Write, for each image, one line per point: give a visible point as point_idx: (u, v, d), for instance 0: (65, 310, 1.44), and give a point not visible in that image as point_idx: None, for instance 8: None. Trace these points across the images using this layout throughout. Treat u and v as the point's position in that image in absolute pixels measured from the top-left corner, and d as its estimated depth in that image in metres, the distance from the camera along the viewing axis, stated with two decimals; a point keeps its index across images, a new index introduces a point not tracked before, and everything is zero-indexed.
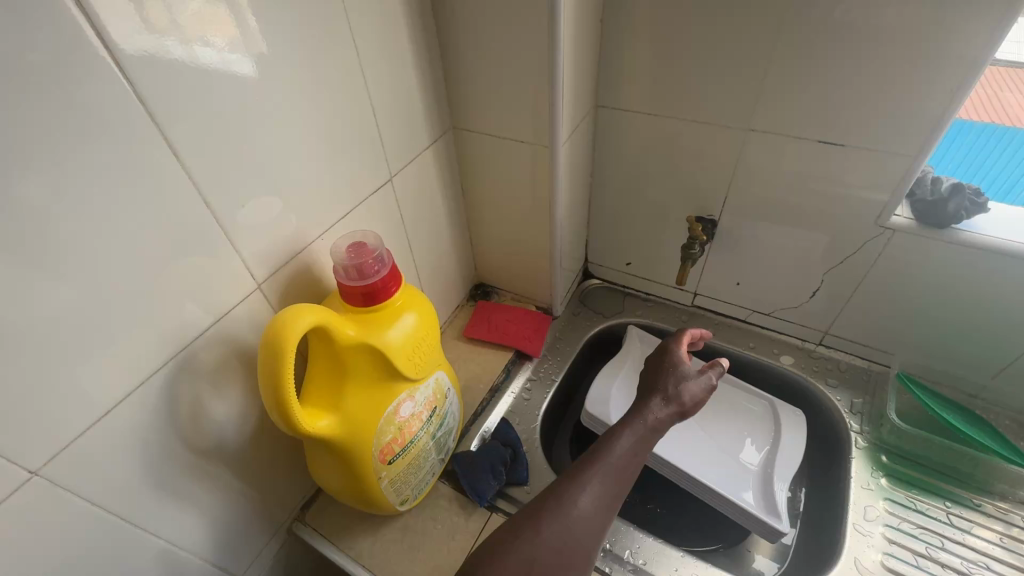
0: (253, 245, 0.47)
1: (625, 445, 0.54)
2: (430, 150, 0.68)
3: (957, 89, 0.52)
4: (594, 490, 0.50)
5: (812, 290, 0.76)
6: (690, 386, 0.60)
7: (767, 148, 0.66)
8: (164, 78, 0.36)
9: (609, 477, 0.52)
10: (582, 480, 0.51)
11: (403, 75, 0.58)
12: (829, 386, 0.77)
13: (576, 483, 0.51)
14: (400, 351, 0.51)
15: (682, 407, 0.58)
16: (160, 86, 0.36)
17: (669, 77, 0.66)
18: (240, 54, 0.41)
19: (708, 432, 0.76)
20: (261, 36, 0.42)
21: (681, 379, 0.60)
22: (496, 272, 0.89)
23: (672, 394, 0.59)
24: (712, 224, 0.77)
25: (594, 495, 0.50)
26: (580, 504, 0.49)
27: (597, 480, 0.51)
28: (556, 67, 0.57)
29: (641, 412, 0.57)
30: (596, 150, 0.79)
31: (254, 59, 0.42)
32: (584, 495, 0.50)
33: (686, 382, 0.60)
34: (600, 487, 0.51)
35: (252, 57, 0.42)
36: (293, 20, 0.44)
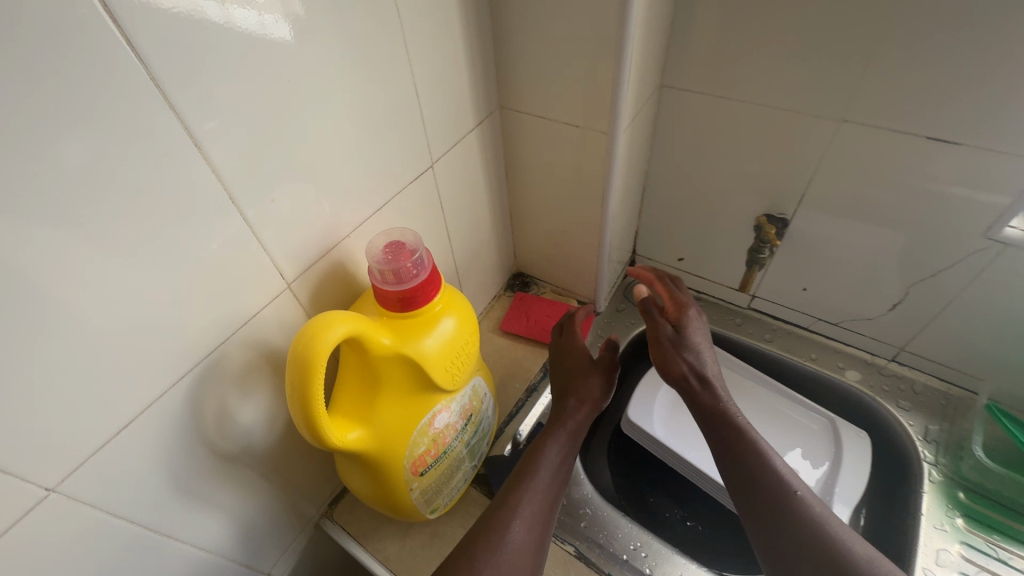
0: (283, 243, 0.43)
1: (548, 463, 0.58)
2: (475, 132, 0.62)
3: None
4: (526, 515, 0.53)
5: (892, 302, 0.68)
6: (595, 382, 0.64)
7: (860, 143, 0.57)
8: (192, 47, 0.31)
9: (536, 499, 0.55)
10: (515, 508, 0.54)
11: (449, 50, 0.52)
12: (901, 408, 0.70)
13: (507, 513, 0.53)
14: (436, 362, 0.47)
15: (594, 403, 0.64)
16: (185, 59, 0.31)
17: (749, 56, 0.58)
18: (276, 14, 0.35)
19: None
20: None
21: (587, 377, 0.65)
22: (537, 263, 0.84)
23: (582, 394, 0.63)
24: (782, 223, 0.69)
25: (527, 520, 0.53)
26: (515, 533, 0.52)
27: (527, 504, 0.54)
28: (623, 45, 0.50)
29: (560, 421, 0.62)
30: (656, 135, 0.71)
31: (290, 19, 0.36)
32: (517, 525, 0.52)
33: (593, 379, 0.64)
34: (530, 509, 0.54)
35: (289, 16, 0.36)
36: None
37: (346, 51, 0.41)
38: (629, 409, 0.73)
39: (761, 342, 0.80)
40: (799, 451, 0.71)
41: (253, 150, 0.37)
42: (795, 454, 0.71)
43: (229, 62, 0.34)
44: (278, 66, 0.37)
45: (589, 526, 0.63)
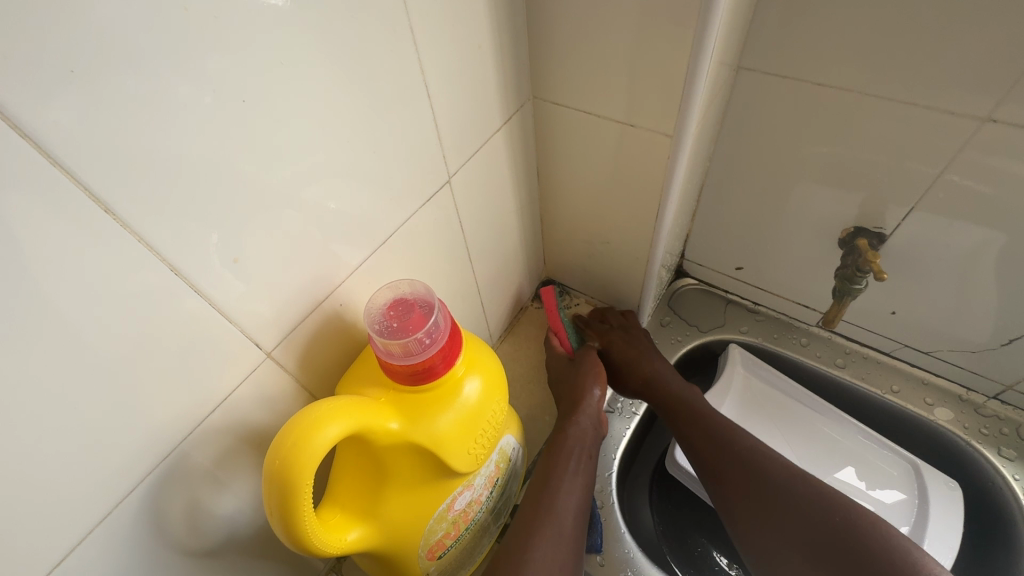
0: (257, 307, 0.33)
1: (567, 471, 0.51)
2: (503, 132, 0.50)
3: None
4: (548, 532, 0.46)
5: (1009, 336, 0.55)
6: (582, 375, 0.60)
7: (1006, 149, 0.44)
8: (115, 41, 0.22)
9: (561, 513, 0.48)
10: (536, 527, 0.46)
11: (471, 34, 0.40)
12: (1003, 458, 0.59)
13: (527, 533, 0.46)
14: (457, 443, 0.38)
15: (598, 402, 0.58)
16: (102, 67, 0.22)
17: (865, 33, 0.44)
18: None
19: None
20: None
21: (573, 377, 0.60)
22: (571, 271, 0.73)
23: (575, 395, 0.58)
24: (878, 238, 0.56)
25: (552, 537, 0.46)
26: (539, 556, 0.44)
27: (551, 521, 0.47)
28: (707, 24, 0.37)
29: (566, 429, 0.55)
30: (723, 126, 0.58)
31: None
32: (541, 546, 0.45)
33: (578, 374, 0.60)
34: (554, 526, 0.46)
35: None
36: None
37: (323, 46, 0.30)
38: (676, 451, 0.63)
39: (831, 368, 0.69)
40: (851, 469, 0.63)
41: (190, 195, 0.27)
42: (847, 470, 0.63)
43: (137, 78, 0.23)
44: (222, 80, 0.26)
45: None
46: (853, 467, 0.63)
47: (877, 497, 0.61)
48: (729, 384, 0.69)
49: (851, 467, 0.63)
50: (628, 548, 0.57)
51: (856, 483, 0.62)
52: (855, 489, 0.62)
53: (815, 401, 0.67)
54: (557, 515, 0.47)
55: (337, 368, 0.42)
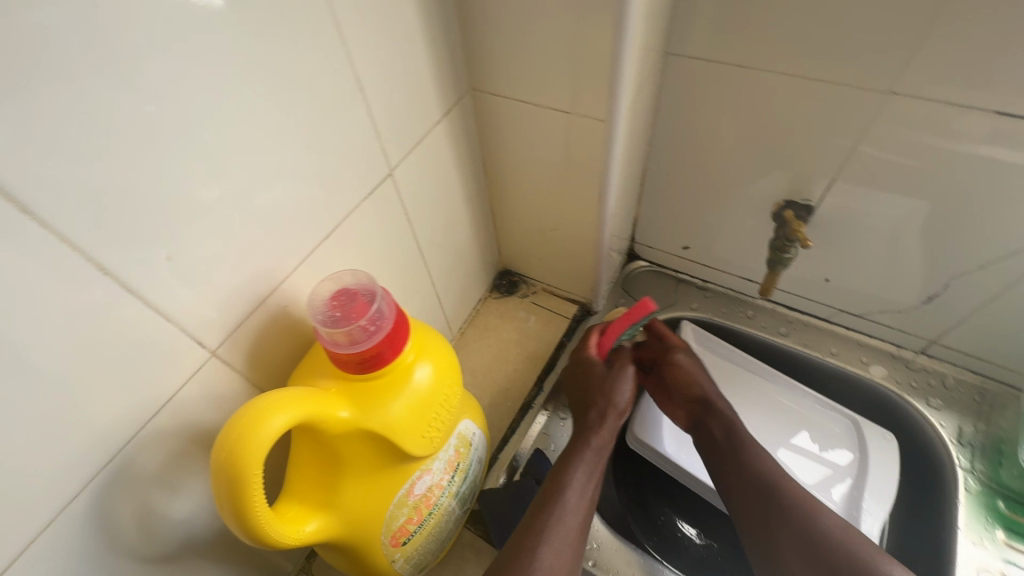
0: (196, 305, 0.33)
1: (578, 480, 0.51)
2: (443, 124, 0.51)
3: None
4: (555, 542, 0.46)
5: (928, 295, 0.60)
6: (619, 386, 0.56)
7: (908, 120, 0.47)
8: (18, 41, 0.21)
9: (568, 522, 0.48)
10: (541, 536, 0.46)
11: (401, 29, 0.41)
12: (931, 408, 0.64)
13: (534, 540, 0.46)
14: (411, 428, 0.38)
15: (621, 409, 0.56)
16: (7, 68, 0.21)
17: (777, 17, 0.47)
18: None
19: (781, 455, 0.64)
20: None
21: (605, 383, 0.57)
22: (525, 260, 0.74)
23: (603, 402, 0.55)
24: (806, 210, 0.60)
25: (557, 544, 0.46)
26: (545, 563, 0.44)
27: (557, 528, 0.47)
28: (625, 13, 0.39)
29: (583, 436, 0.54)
30: (659, 110, 0.60)
31: None
32: (545, 552, 0.45)
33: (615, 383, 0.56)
34: (560, 533, 0.47)
35: None
36: None
37: (247, 41, 0.30)
38: (635, 427, 0.65)
39: (776, 337, 0.72)
40: (805, 434, 0.66)
41: (114, 194, 0.27)
42: (801, 436, 0.66)
43: (48, 78, 0.23)
44: (137, 76, 0.26)
45: (597, 564, 0.57)
46: (806, 432, 0.66)
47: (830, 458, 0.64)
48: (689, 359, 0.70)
49: (805, 432, 0.66)
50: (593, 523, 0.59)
51: (810, 447, 0.65)
52: (809, 453, 0.65)
53: (763, 369, 0.71)
54: (564, 523, 0.47)
55: (288, 364, 0.42)
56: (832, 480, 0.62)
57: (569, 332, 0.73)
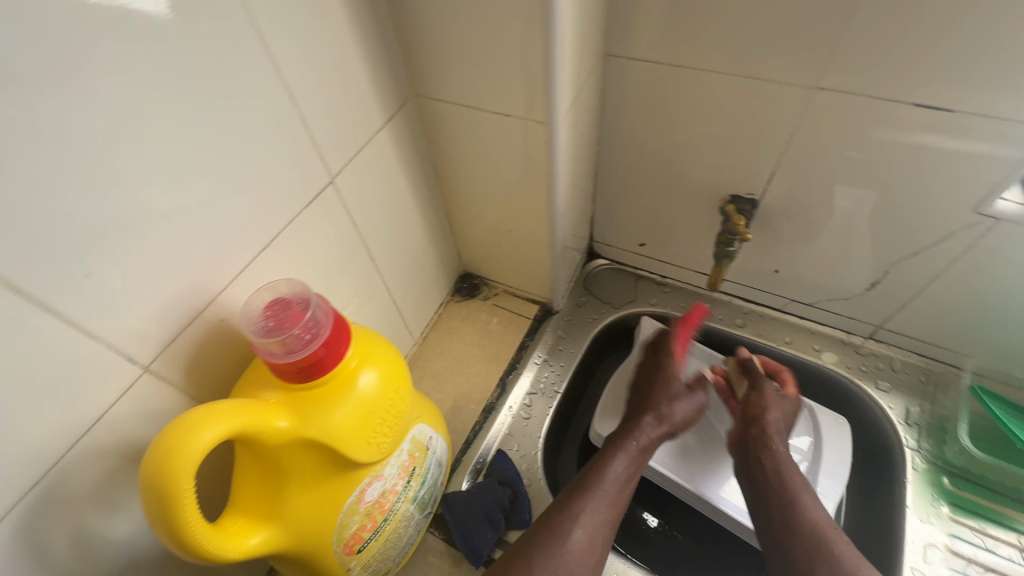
0: (124, 320, 0.33)
1: (624, 465, 0.52)
2: (387, 131, 0.51)
3: None
4: (591, 517, 0.48)
5: (870, 281, 0.62)
6: (680, 404, 0.58)
7: (834, 113, 0.49)
8: None
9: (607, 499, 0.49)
10: (578, 511, 0.48)
11: (331, 37, 0.41)
12: (879, 390, 0.66)
13: (568, 514, 0.48)
14: (355, 434, 0.38)
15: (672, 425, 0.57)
16: None
17: (704, 17, 0.48)
18: None
19: None
20: None
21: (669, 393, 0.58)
22: (485, 263, 0.75)
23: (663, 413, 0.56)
24: (751, 204, 0.61)
25: (592, 520, 0.48)
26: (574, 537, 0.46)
27: (594, 503, 0.49)
28: (551, 17, 0.40)
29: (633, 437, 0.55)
30: (604, 110, 0.61)
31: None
32: (578, 528, 0.47)
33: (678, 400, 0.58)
34: (597, 511, 0.49)
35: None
36: None
37: (156, 53, 0.31)
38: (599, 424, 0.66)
39: (733, 328, 0.74)
40: None
41: (19, 210, 0.27)
42: None
43: None
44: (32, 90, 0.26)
45: None
46: None
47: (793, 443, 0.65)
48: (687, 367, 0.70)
49: None
50: None
51: None
52: None
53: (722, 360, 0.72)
54: (604, 501, 0.49)
55: (230, 377, 0.42)
56: None
57: (529, 332, 0.74)
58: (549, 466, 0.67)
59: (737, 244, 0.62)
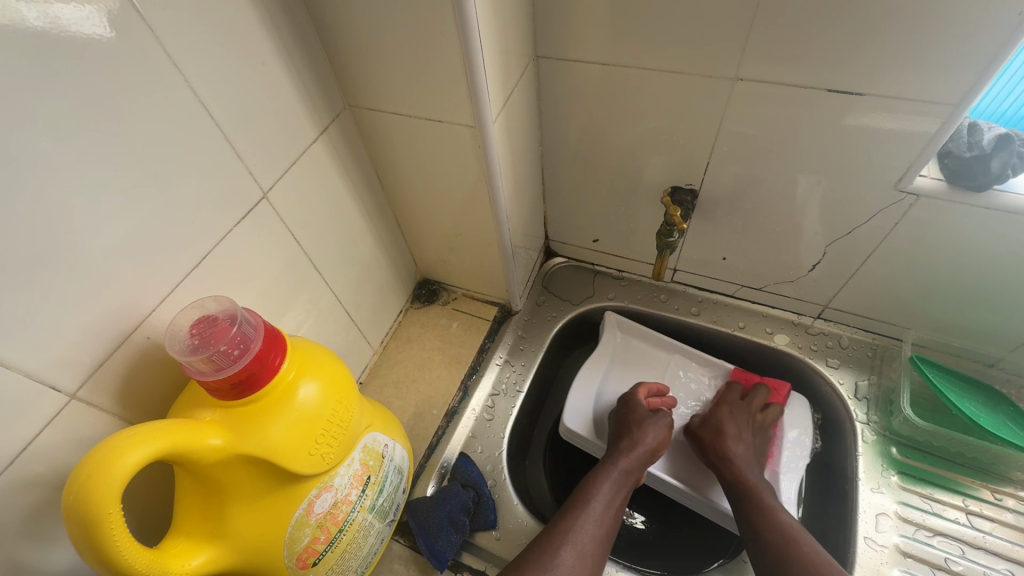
0: (42, 348, 0.33)
1: (605, 495, 0.55)
2: (321, 143, 0.51)
3: (1003, 11, 0.38)
4: (577, 543, 0.51)
5: (811, 263, 0.64)
6: (651, 428, 0.61)
7: (756, 102, 0.51)
8: None
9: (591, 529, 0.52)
10: (565, 538, 0.51)
11: (251, 52, 0.41)
12: (829, 368, 0.68)
13: (555, 540, 0.51)
14: (296, 447, 0.38)
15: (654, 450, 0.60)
16: None
17: (624, 15, 0.50)
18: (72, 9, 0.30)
19: None
20: None
21: (641, 422, 0.61)
22: (441, 268, 0.75)
23: (636, 438, 0.60)
24: (691, 195, 0.63)
25: (579, 547, 0.51)
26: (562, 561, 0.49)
27: (579, 532, 0.52)
28: (466, 22, 0.41)
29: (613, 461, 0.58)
30: (542, 111, 0.62)
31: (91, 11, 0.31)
32: (565, 553, 0.50)
33: (648, 425, 0.61)
34: (582, 537, 0.51)
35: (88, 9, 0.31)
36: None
37: (58, 78, 0.31)
38: (564, 418, 0.68)
39: (689, 317, 0.75)
40: None
41: None
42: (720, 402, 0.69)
43: None
44: None
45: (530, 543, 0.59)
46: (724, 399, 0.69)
47: None
48: (664, 376, 0.72)
49: None
50: (521, 518, 0.60)
51: None
52: None
53: (683, 349, 0.73)
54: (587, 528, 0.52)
55: (167, 396, 0.41)
56: None
57: (489, 334, 0.75)
58: (516, 465, 0.68)
59: (677, 235, 0.63)
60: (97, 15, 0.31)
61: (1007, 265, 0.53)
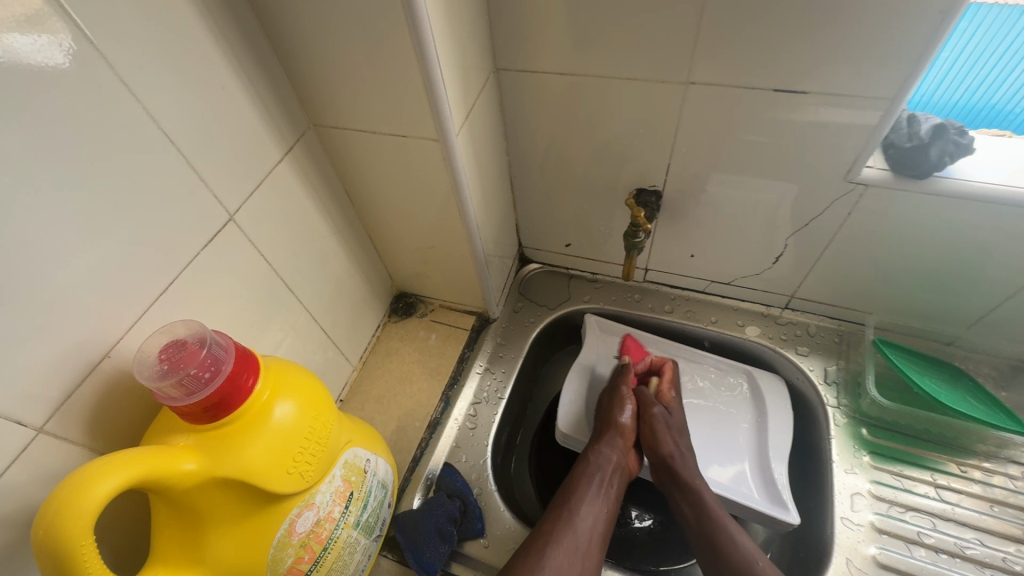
0: (7, 383, 0.32)
1: (588, 495, 0.57)
2: (287, 163, 0.52)
3: (926, 10, 0.41)
4: (567, 544, 0.52)
5: (775, 255, 0.66)
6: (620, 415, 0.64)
7: (709, 104, 0.53)
8: None
9: (579, 529, 0.54)
10: (554, 539, 0.52)
11: (210, 77, 0.42)
12: (799, 355, 0.70)
13: (543, 543, 0.52)
14: (273, 465, 0.38)
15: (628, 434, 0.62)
16: None
17: (577, 27, 0.51)
18: (31, 40, 0.30)
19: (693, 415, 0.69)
20: (48, 13, 0.31)
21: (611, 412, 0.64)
22: (416, 281, 0.75)
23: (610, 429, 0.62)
24: (655, 196, 0.65)
25: (570, 547, 0.52)
26: (554, 563, 0.51)
27: (568, 534, 0.53)
28: (422, 40, 0.42)
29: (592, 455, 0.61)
30: (507, 121, 0.64)
31: (49, 43, 0.31)
32: (555, 552, 0.51)
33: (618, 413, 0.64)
34: (572, 537, 0.53)
35: (46, 40, 0.31)
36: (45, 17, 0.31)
37: (12, 111, 0.30)
38: (560, 422, 0.69)
39: (663, 314, 0.77)
40: (706, 393, 0.70)
41: None
42: (702, 393, 0.70)
43: None
44: None
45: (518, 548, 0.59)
46: (706, 392, 0.70)
47: (729, 412, 0.68)
48: None
49: (706, 392, 0.70)
50: (508, 524, 0.60)
51: (712, 405, 0.69)
52: (711, 408, 0.69)
53: (671, 347, 0.74)
54: (575, 530, 0.53)
55: (139, 424, 0.41)
56: (737, 430, 0.67)
57: (468, 343, 0.75)
58: (501, 472, 0.68)
59: (644, 235, 0.65)
60: (57, 46, 0.32)
61: (955, 247, 0.56)
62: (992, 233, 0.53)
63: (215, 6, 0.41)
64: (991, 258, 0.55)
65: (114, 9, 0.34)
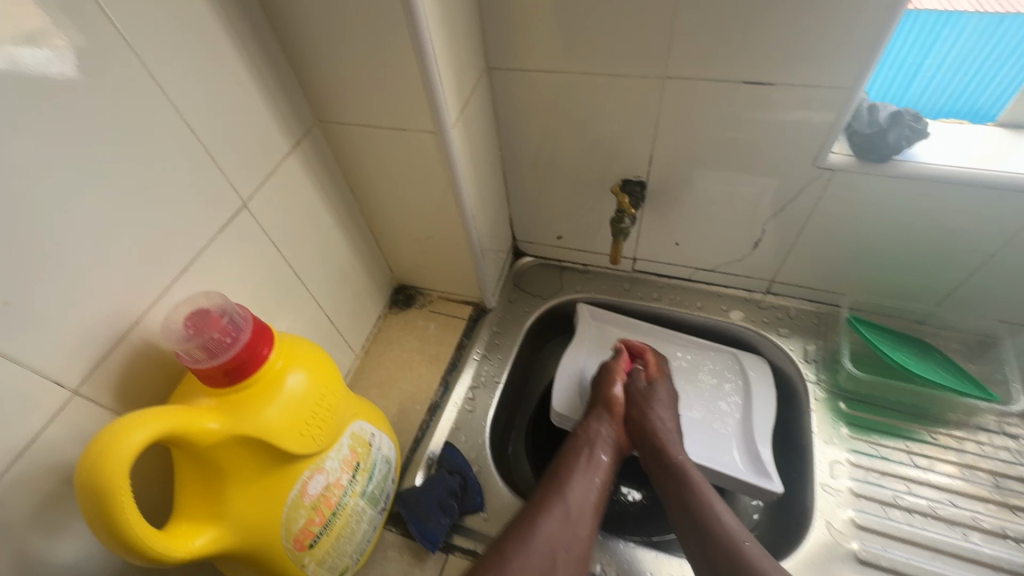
0: (46, 347, 0.36)
1: (577, 469, 0.59)
2: (294, 156, 0.56)
3: (876, 5, 0.45)
4: (557, 513, 0.55)
5: (754, 240, 0.70)
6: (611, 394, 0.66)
7: (685, 97, 0.57)
8: None
9: (569, 498, 0.56)
10: (545, 509, 0.55)
11: (226, 75, 0.45)
12: (781, 336, 0.74)
13: (535, 512, 0.55)
14: (288, 427, 0.41)
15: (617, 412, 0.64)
16: None
17: (561, 27, 0.56)
18: (36, 52, 0.33)
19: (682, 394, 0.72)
20: (54, 26, 0.33)
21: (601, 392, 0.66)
22: (415, 274, 0.79)
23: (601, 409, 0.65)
24: (640, 186, 0.68)
25: (560, 516, 0.55)
26: (545, 530, 0.54)
27: (558, 504, 0.56)
28: (420, 39, 0.46)
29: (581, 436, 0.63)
30: (499, 117, 0.68)
31: (52, 55, 0.33)
32: (546, 521, 0.54)
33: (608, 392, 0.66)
34: (562, 506, 0.56)
35: (50, 52, 0.33)
36: (75, 19, 0.34)
37: (50, 103, 0.34)
38: (554, 402, 0.71)
39: (651, 302, 0.81)
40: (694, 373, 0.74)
41: None
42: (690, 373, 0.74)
43: None
44: None
45: (517, 520, 0.62)
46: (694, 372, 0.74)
47: (716, 391, 0.72)
48: None
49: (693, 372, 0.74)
50: (507, 499, 0.63)
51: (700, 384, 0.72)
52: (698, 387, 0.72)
53: (659, 332, 0.78)
54: (564, 499, 0.56)
55: (162, 393, 0.44)
56: (723, 407, 0.70)
57: (465, 332, 0.78)
58: (499, 453, 0.71)
59: (630, 222, 0.69)
60: (61, 57, 0.34)
61: (919, 227, 0.60)
62: (951, 214, 0.57)
63: (230, 10, 0.45)
64: (951, 237, 0.59)
65: (140, 11, 0.38)
